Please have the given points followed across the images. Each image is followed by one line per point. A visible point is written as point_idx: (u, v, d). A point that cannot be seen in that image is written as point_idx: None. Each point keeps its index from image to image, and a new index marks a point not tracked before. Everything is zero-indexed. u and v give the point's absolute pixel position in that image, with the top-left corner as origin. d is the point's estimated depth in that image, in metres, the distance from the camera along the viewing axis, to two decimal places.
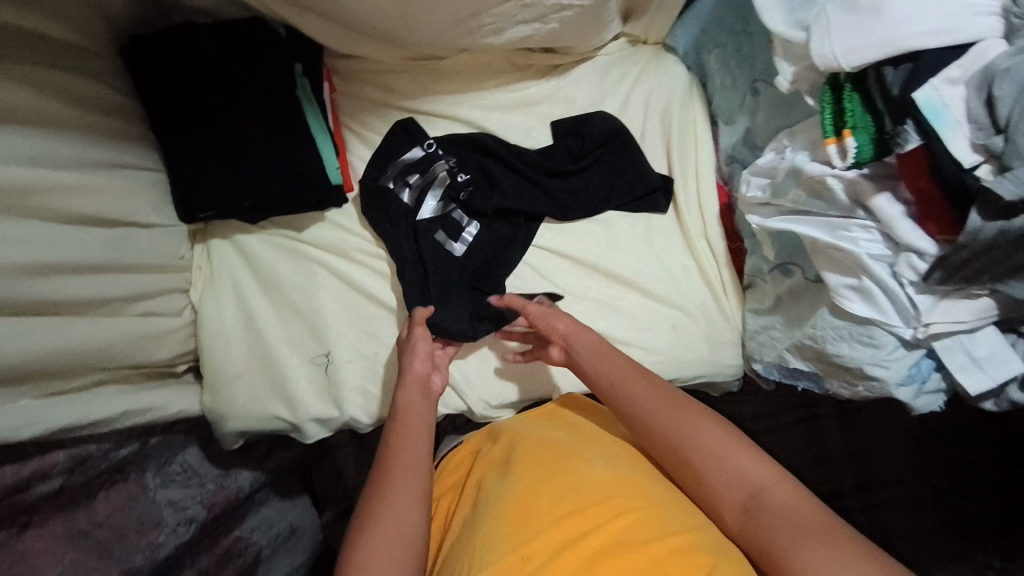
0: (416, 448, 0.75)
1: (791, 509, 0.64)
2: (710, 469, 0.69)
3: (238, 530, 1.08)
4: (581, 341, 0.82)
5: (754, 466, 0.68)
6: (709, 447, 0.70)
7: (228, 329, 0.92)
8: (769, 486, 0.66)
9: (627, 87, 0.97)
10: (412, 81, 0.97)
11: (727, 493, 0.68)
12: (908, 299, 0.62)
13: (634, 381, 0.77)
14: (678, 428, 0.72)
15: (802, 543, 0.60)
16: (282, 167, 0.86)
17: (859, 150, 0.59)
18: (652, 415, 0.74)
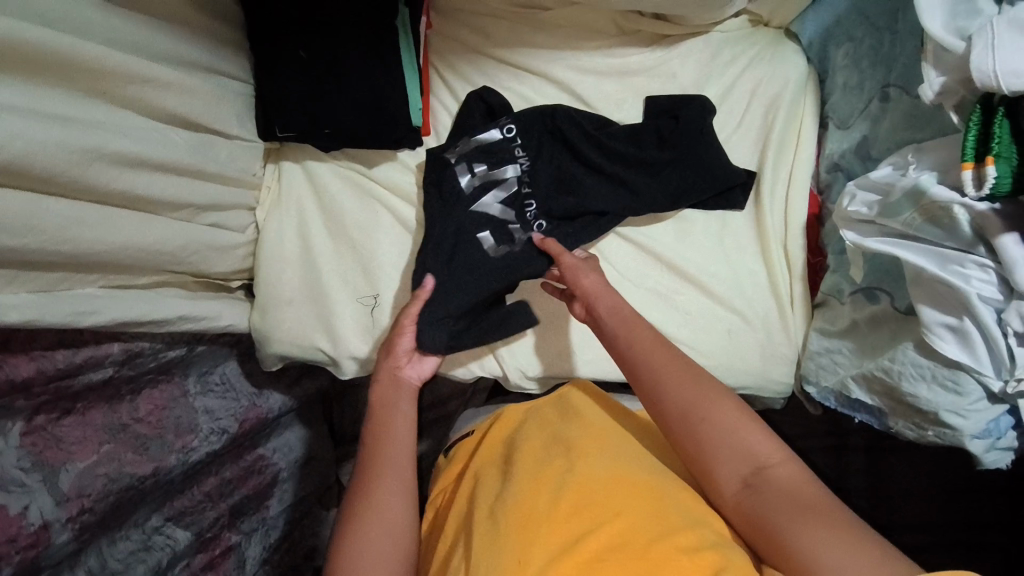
0: (390, 433, 0.75)
1: (800, 492, 0.59)
2: (716, 445, 0.64)
3: (262, 448, 1.13)
4: (600, 298, 0.76)
5: (763, 443, 0.63)
6: (716, 420, 0.64)
7: (287, 254, 0.93)
8: (776, 465, 0.62)
9: (735, 71, 0.91)
10: (510, 30, 0.93)
11: (729, 470, 0.63)
12: (1008, 351, 0.56)
13: (649, 344, 0.71)
14: (681, 394, 0.66)
15: (803, 531, 0.56)
16: (366, 99, 0.83)
17: (998, 182, 0.53)
18: (661, 382, 0.68)
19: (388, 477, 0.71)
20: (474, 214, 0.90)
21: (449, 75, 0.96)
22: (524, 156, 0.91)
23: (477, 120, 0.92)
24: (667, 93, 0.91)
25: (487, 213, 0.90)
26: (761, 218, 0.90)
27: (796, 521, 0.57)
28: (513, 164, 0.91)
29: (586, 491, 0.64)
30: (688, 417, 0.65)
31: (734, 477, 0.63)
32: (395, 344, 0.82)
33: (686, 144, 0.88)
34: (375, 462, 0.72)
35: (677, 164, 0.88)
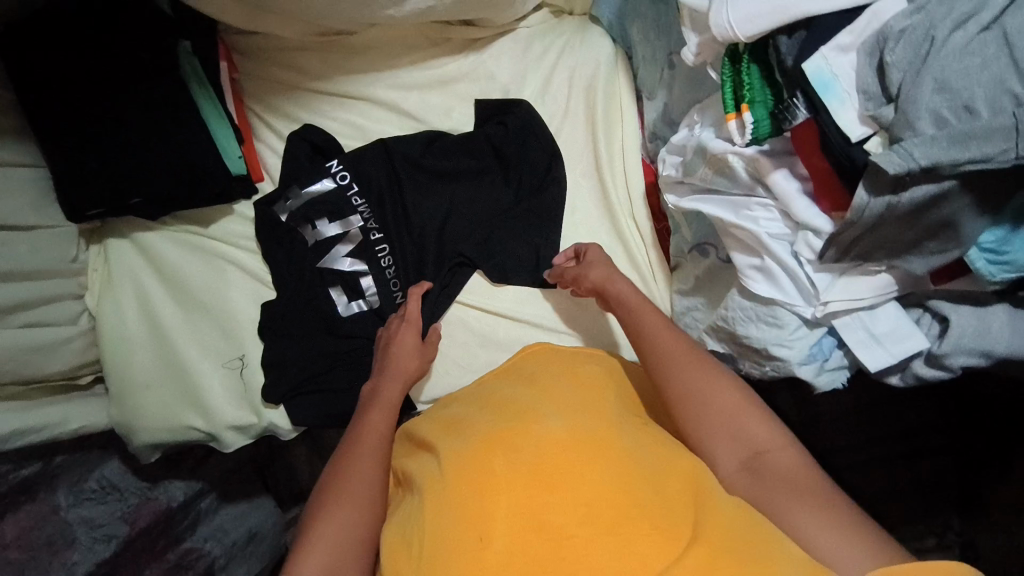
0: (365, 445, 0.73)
1: (792, 474, 0.60)
2: (715, 427, 0.64)
3: (189, 541, 1.02)
4: (612, 286, 0.77)
5: (764, 431, 0.64)
6: (717, 407, 0.65)
7: (131, 337, 0.88)
8: (773, 449, 0.63)
9: (548, 63, 0.93)
10: (322, 59, 0.90)
11: (726, 456, 0.63)
12: (807, 279, 0.59)
13: (659, 329, 0.71)
14: (691, 385, 0.66)
15: (793, 504, 0.57)
16: (171, 156, 0.80)
17: (757, 126, 0.57)
18: (672, 365, 0.68)
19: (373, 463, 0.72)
20: (323, 269, 0.89)
21: (272, 116, 0.93)
22: (363, 203, 0.90)
23: (313, 168, 0.90)
24: (490, 94, 0.93)
25: (339, 270, 0.89)
26: (606, 197, 0.92)
27: (788, 504, 0.57)
28: (355, 217, 0.89)
29: (545, 451, 0.59)
30: (695, 402, 0.65)
31: (729, 463, 0.63)
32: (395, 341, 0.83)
33: (517, 161, 0.91)
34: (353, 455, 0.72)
35: (512, 180, 0.92)
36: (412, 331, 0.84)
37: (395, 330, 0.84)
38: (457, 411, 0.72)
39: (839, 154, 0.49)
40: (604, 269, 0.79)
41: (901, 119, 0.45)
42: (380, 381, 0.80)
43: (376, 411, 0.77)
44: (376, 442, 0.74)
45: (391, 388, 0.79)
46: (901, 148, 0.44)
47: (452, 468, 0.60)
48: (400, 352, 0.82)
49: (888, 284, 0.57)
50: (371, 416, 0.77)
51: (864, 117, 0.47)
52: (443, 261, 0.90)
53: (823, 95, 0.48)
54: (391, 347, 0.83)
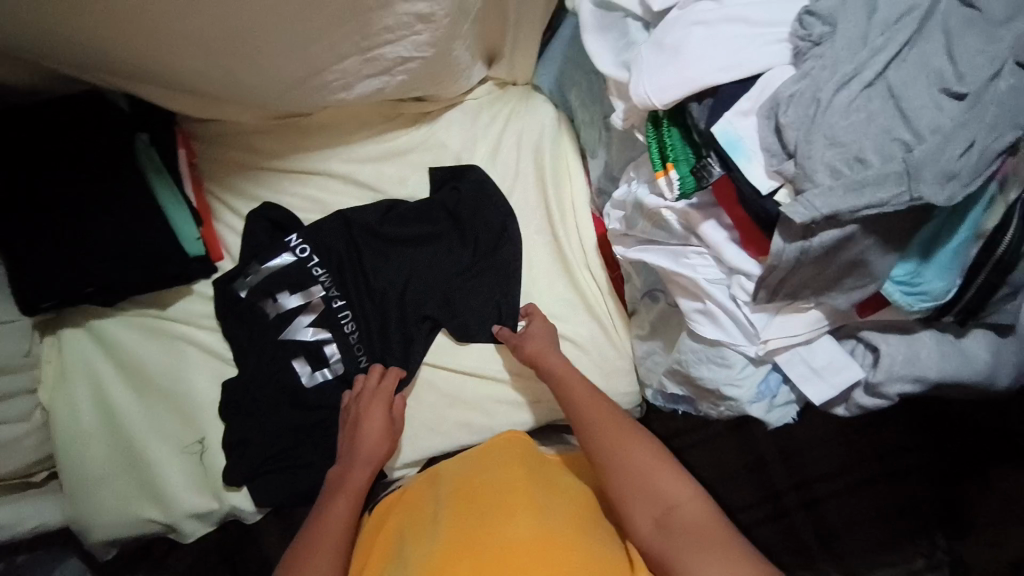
0: (330, 540, 0.74)
1: (699, 527, 0.66)
2: (632, 485, 0.71)
3: None
4: (546, 360, 0.82)
5: (675, 486, 0.70)
6: (634, 469, 0.72)
7: (86, 428, 0.86)
8: (684, 503, 0.69)
9: (496, 130, 0.99)
10: (278, 140, 0.94)
11: (643, 514, 0.70)
12: (747, 319, 0.62)
13: (583, 398, 0.78)
14: (615, 453, 0.73)
15: (696, 554, 0.64)
16: (126, 243, 0.81)
17: (682, 182, 0.61)
18: (592, 427, 0.76)
19: (328, 562, 0.73)
20: (286, 342, 0.89)
21: (231, 196, 0.95)
22: (324, 273, 0.91)
23: (273, 241, 0.92)
24: (443, 162, 0.97)
25: (303, 341, 0.89)
26: (561, 250, 0.95)
27: (694, 557, 0.63)
28: (317, 287, 0.90)
29: (508, 552, 0.62)
30: (616, 468, 0.73)
31: (646, 521, 0.69)
32: (362, 422, 0.82)
33: (478, 228, 0.93)
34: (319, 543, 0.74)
35: (472, 243, 0.93)
36: (382, 406, 0.84)
37: (363, 407, 0.83)
38: (431, 507, 0.73)
39: (754, 206, 0.54)
40: (545, 345, 0.84)
41: (801, 173, 0.49)
42: (348, 469, 0.80)
43: (341, 503, 0.78)
44: (339, 538, 0.75)
45: (358, 475, 0.80)
46: (804, 199, 0.48)
47: (418, 571, 0.63)
48: (369, 435, 0.82)
49: (819, 320, 0.60)
50: (337, 506, 0.77)
51: (771, 172, 0.52)
52: (406, 327, 0.90)
53: (732, 154, 0.53)
54: (360, 427, 0.82)
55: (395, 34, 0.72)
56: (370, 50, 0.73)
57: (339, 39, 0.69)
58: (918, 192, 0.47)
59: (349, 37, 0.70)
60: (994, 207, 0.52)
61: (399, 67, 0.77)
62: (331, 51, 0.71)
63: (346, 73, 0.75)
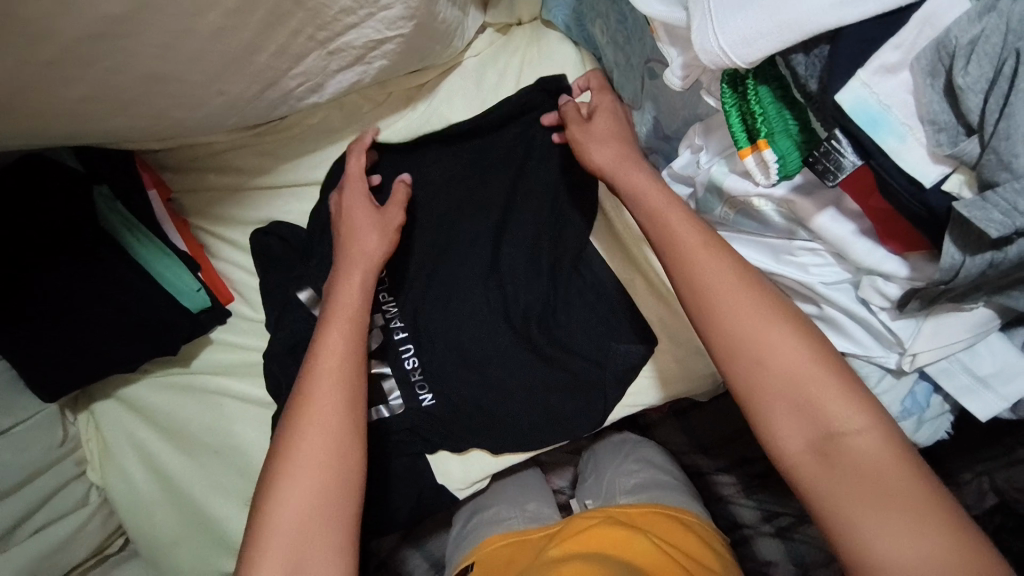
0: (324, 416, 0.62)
1: (876, 468, 0.45)
2: (772, 361, 0.48)
3: None
4: (619, 177, 0.59)
5: (841, 403, 0.47)
6: (778, 364, 0.48)
7: (147, 497, 0.83)
8: (854, 431, 0.46)
9: (506, 93, 0.81)
10: (257, 154, 0.81)
11: (787, 435, 0.48)
12: (884, 326, 0.48)
13: (682, 228, 0.53)
14: (745, 333, 0.49)
15: (869, 509, 0.45)
16: (122, 320, 0.73)
17: (784, 161, 0.45)
18: (697, 269, 0.51)
19: (341, 419, 0.62)
20: None
21: (223, 228, 0.84)
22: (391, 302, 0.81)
23: (296, 266, 0.81)
24: (452, 143, 0.81)
25: None
26: (607, 222, 0.80)
27: (862, 510, 0.45)
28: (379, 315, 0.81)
29: None
30: (753, 359, 0.48)
31: (791, 442, 0.48)
32: (359, 239, 0.71)
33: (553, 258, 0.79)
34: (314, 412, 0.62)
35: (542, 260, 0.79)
36: (376, 226, 0.72)
37: (349, 196, 0.74)
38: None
39: (908, 202, 0.37)
40: (621, 151, 0.62)
41: (993, 159, 0.33)
42: (335, 315, 0.67)
43: (335, 337, 0.66)
44: (329, 412, 0.62)
45: (336, 332, 0.66)
46: (999, 200, 0.33)
47: None
48: (360, 255, 0.70)
49: (987, 318, 0.45)
50: (325, 371, 0.64)
51: (937, 154, 0.36)
52: (492, 386, 0.79)
53: (873, 133, 0.36)
54: (352, 239, 0.71)
55: (358, 17, 0.55)
56: (331, 42, 0.57)
57: (286, 39, 0.54)
58: None
59: (299, 32, 0.55)
60: None
61: (374, 52, 0.61)
62: (281, 57, 0.56)
63: (311, 74, 0.60)
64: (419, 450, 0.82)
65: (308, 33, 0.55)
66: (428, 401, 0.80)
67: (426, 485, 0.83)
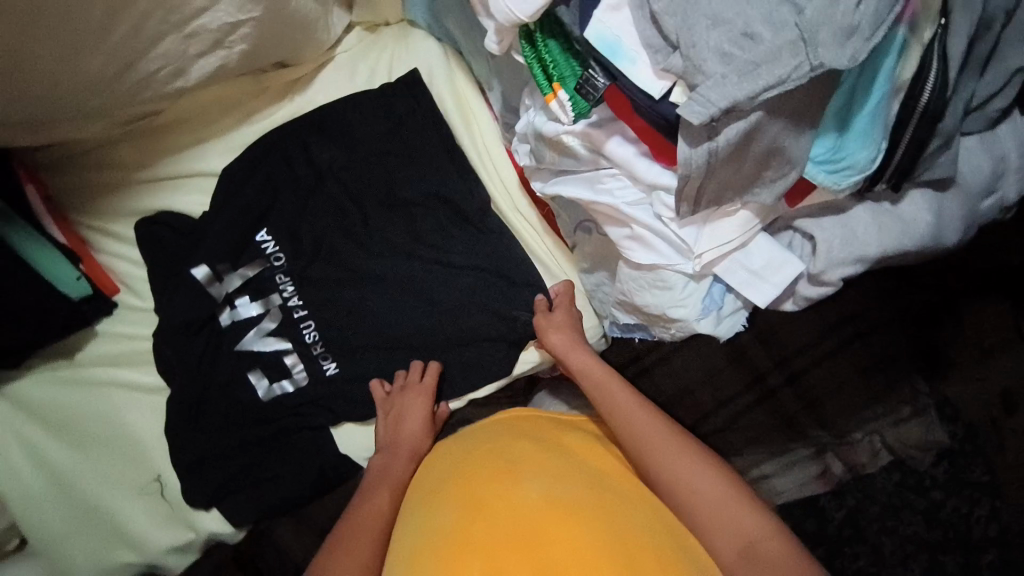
0: (372, 537, 0.68)
1: (780, 562, 0.56)
2: (703, 504, 0.62)
3: None
4: (576, 360, 0.77)
5: (749, 515, 0.60)
6: (704, 498, 0.62)
7: (31, 495, 0.81)
8: (759, 536, 0.59)
9: (377, 87, 0.88)
10: (138, 148, 0.84)
11: (713, 545, 0.59)
12: (676, 235, 0.57)
13: (622, 395, 0.72)
14: (681, 480, 0.64)
15: None
16: (2, 309, 0.73)
17: (575, 102, 0.53)
18: (635, 423, 0.69)
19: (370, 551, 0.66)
20: (242, 356, 0.84)
21: (111, 221, 0.86)
22: (289, 284, 0.86)
23: (188, 251, 0.85)
24: (332, 131, 0.87)
25: (259, 351, 0.84)
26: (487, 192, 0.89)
27: None
28: (277, 295, 0.85)
29: (519, 520, 0.56)
30: (676, 484, 0.63)
31: (721, 552, 0.59)
32: (410, 412, 0.81)
33: (433, 232, 0.87)
34: (365, 532, 0.68)
35: (424, 220, 0.87)
36: (423, 405, 0.81)
37: (407, 403, 0.81)
38: (442, 483, 0.65)
39: (650, 113, 0.47)
40: (568, 340, 0.79)
41: (689, 66, 0.42)
42: (391, 459, 0.78)
43: (384, 493, 0.72)
44: (373, 530, 0.68)
45: (399, 468, 0.76)
46: (699, 94, 0.42)
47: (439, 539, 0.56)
48: (410, 432, 0.80)
49: (749, 220, 0.55)
50: (379, 497, 0.72)
51: (659, 70, 0.45)
52: (388, 346, 0.86)
53: (612, 59, 0.46)
54: (403, 421, 0.80)
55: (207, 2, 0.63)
56: (185, 25, 0.65)
57: (137, 20, 0.61)
58: (818, 60, 0.40)
59: (150, 14, 0.62)
60: (908, 53, 0.46)
61: (231, 37, 0.69)
62: (136, 37, 0.63)
63: (171, 58, 0.68)
64: (320, 423, 0.85)
65: (158, 15, 0.62)
66: (331, 370, 0.85)
67: (326, 458, 0.84)
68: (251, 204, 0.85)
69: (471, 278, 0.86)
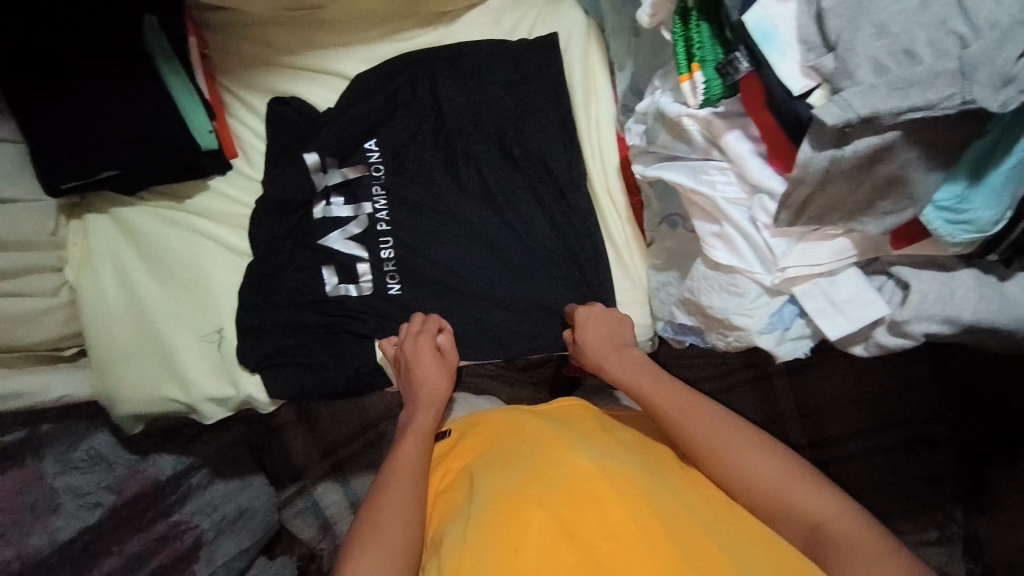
0: (403, 477, 0.68)
1: (857, 545, 0.55)
2: (765, 496, 0.61)
3: (177, 514, 1.04)
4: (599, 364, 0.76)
5: (819, 499, 0.59)
6: (764, 483, 0.61)
7: (110, 309, 0.89)
8: (832, 517, 0.58)
9: (516, 39, 0.93)
10: (291, 34, 0.92)
11: (785, 532, 0.60)
12: (764, 243, 0.57)
13: (662, 394, 0.69)
14: (734, 462, 0.62)
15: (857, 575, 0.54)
16: (138, 130, 0.82)
17: (709, 86, 0.55)
18: (678, 417, 0.66)
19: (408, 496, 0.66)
20: (319, 248, 0.90)
21: (248, 92, 0.94)
22: (383, 197, 0.91)
23: (303, 136, 0.91)
24: (464, 69, 0.92)
25: (334, 250, 0.90)
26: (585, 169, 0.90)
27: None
28: (369, 204, 0.91)
29: (578, 486, 0.57)
30: (730, 473, 0.63)
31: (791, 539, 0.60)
32: (415, 360, 0.82)
33: (517, 192, 0.90)
34: (397, 474, 0.69)
35: (518, 182, 0.91)
36: (427, 350, 0.83)
37: (412, 354, 0.83)
38: (500, 445, 0.67)
39: (784, 109, 0.49)
40: (591, 342, 0.77)
41: (840, 69, 0.44)
42: (414, 406, 0.79)
43: (409, 442, 0.73)
44: (408, 470, 0.69)
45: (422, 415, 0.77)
46: (840, 99, 0.43)
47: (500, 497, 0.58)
48: (425, 374, 0.81)
49: (846, 248, 0.55)
50: (406, 443, 0.73)
51: (806, 69, 0.47)
52: (452, 283, 0.89)
53: (763, 46, 0.48)
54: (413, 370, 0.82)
55: None
56: None
57: None
58: (970, 96, 0.40)
59: None
60: None
61: None
62: None
63: None
64: (367, 330, 0.90)
65: None
66: (394, 290, 0.90)
67: (365, 365, 0.89)
68: (371, 112, 0.91)
69: (543, 243, 0.89)
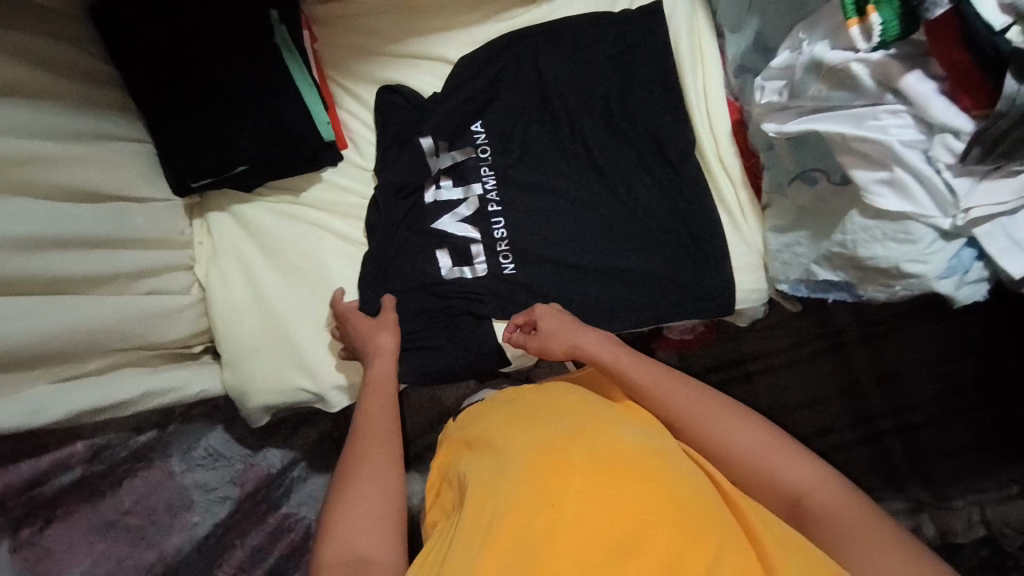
0: (383, 445, 0.69)
1: (842, 518, 0.54)
2: (748, 473, 0.60)
3: (285, 506, 1.04)
4: (579, 344, 0.73)
5: (796, 470, 0.58)
6: (744, 454, 0.60)
7: (238, 303, 0.91)
8: (813, 489, 0.57)
9: (619, 9, 0.92)
10: (396, 22, 0.93)
11: (769, 508, 0.59)
12: (944, 185, 0.57)
13: (647, 372, 0.67)
14: (716, 435, 0.61)
15: (837, 542, 0.54)
16: (269, 123, 0.83)
17: (886, 27, 0.56)
18: (661, 392, 0.65)
19: (390, 471, 0.65)
20: (433, 232, 0.91)
21: (354, 82, 0.95)
22: (490, 176, 0.91)
23: (414, 123, 0.92)
24: (568, 43, 0.92)
25: (449, 233, 0.91)
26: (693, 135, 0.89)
27: (847, 544, 0.53)
28: (478, 184, 0.91)
29: (614, 453, 0.55)
30: (717, 442, 0.61)
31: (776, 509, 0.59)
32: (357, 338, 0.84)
33: (623, 164, 0.90)
34: (373, 441, 0.69)
35: (625, 155, 0.91)
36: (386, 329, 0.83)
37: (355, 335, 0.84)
38: (512, 409, 0.65)
39: (982, 45, 0.52)
40: (566, 328, 0.75)
41: None
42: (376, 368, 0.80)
43: (376, 406, 0.74)
44: (382, 431, 0.70)
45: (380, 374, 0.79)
46: None
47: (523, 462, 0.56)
48: (374, 350, 0.81)
49: None
50: (374, 407, 0.74)
51: (1003, 7, 0.51)
52: (568, 259, 0.89)
53: None
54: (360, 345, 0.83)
55: None
56: None
57: None
58: None
59: None
60: None
61: None
62: None
63: None
64: (485, 311, 0.89)
65: None
66: (508, 269, 0.90)
67: (484, 345, 0.89)
68: (478, 94, 0.92)
69: (657, 212, 0.88)
